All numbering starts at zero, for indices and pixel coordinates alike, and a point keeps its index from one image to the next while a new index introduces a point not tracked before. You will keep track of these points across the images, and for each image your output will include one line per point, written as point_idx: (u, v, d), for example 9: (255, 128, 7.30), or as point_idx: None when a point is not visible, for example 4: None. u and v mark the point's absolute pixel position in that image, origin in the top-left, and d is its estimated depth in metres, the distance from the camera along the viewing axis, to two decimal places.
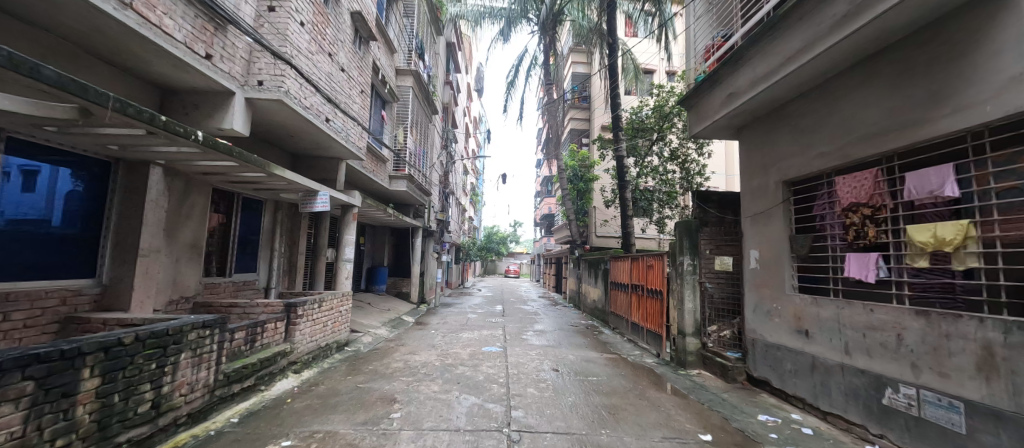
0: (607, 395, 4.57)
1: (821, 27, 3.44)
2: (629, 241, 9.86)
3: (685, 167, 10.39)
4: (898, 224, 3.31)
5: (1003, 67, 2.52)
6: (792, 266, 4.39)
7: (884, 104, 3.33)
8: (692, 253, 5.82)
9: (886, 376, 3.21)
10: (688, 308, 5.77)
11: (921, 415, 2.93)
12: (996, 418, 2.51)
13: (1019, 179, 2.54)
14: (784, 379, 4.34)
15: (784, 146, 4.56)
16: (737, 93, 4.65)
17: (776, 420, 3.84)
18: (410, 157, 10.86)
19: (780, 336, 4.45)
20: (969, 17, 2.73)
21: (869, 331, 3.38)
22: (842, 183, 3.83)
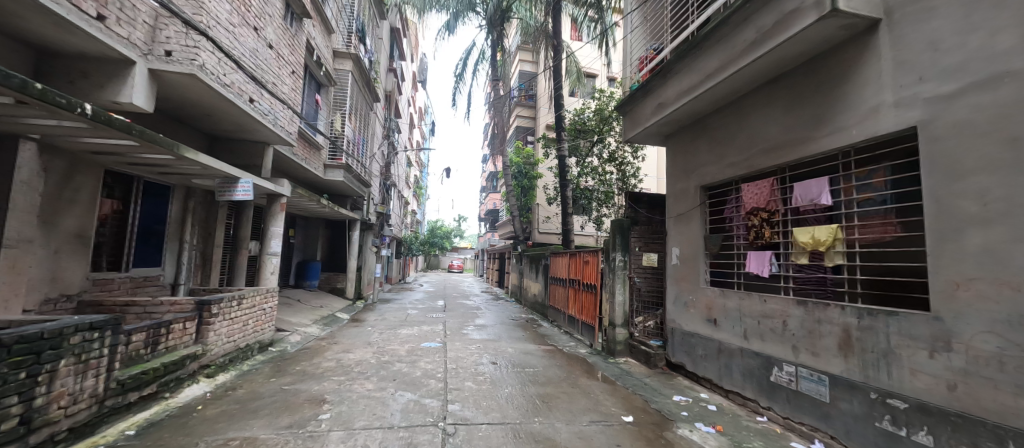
0: (542, 385, 4.77)
1: (734, 50, 3.87)
2: (568, 238, 10.29)
3: (621, 168, 10.98)
4: (788, 227, 3.87)
5: (867, 97, 3.05)
6: (705, 262, 4.90)
7: (780, 123, 3.86)
8: (624, 250, 6.25)
9: (774, 357, 3.75)
10: (618, 300, 6.21)
11: (798, 388, 3.47)
12: (849, 388, 3.05)
13: (874, 192, 3.10)
14: (696, 363, 4.86)
15: (702, 155, 5.07)
16: (665, 103, 5.07)
17: (688, 400, 4.30)
18: (348, 145, 10.27)
19: (694, 325, 4.96)
20: (843, 54, 3.27)
21: (763, 318, 3.91)
22: (747, 190, 4.37)
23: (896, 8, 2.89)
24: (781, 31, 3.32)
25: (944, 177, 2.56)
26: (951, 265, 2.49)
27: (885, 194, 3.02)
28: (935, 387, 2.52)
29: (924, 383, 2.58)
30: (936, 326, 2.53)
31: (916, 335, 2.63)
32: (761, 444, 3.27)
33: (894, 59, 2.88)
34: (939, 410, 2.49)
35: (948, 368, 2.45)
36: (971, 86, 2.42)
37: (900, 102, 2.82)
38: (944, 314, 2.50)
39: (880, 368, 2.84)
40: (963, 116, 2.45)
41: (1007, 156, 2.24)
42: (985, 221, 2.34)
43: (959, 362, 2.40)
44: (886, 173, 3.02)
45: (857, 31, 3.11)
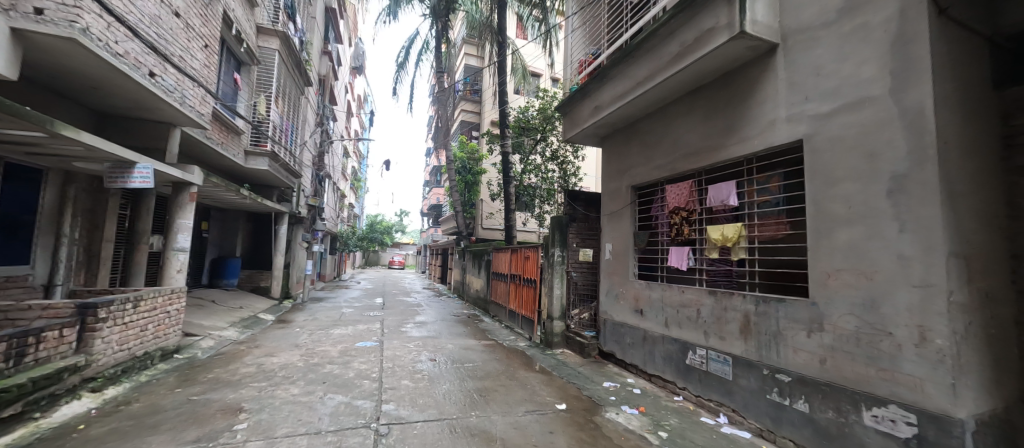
0: (481, 379, 4.82)
1: (660, 61, 4.19)
2: (511, 234, 10.44)
3: (563, 167, 11.43)
4: (703, 225, 4.28)
5: (767, 112, 3.48)
6: (634, 257, 5.27)
7: (698, 130, 4.26)
8: (562, 245, 6.50)
9: (690, 342, 4.15)
10: (556, 294, 6.47)
11: (708, 368, 3.89)
12: (747, 366, 3.49)
13: (770, 195, 3.55)
14: (625, 350, 5.22)
15: (633, 157, 5.42)
16: (601, 106, 5.33)
17: (616, 385, 4.61)
18: (274, 131, 9.42)
19: (624, 316, 5.31)
20: (749, 72, 3.68)
21: (681, 307, 4.31)
22: (670, 191, 4.76)
23: (790, 35, 3.33)
24: (700, 47, 3.66)
25: (822, 183, 3.01)
26: (825, 258, 2.94)
27: (778, 197, 3.47)
28: (811, 362, 2.98)
29: (803, 358, 3.04)
30: (813, 309, 2.99)
31: (799, 318, 3.08)
32: (676, 421, 3.61)
33: (788, 80, 3.32)
34: (813, 381, 2.94)
35: (821, 345, 2.91)
36: (843, 107, 2.88)
37: (791, 118, 3.25)
38: (819, 299, 2.96)
39: (771, 348, 3.28)
40: (837, 132, 2.90)
41: (866, 168, 2.70)
42: (850, 222, 2.79)
43: (828, 340, 2.86)
44: (780, 179, 3.48)
45: (761, 53, 3.53)
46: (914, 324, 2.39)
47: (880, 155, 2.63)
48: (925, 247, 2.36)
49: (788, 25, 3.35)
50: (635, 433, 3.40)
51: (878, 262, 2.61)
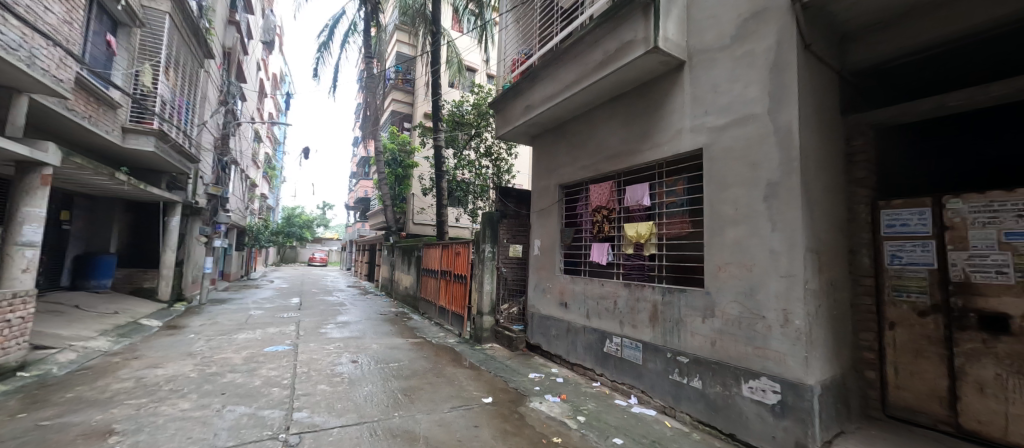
0: (406, 378, 4.68)
1: (585, 67, 4.42)
2: (442, 230, 10.26)
3: (496, 164, 11.21)
4: (621, 223, 4.61)
5: (675, 122, 3.86)
6: (560, 252, 5.52)
7: (618, 135, 4.58)
8: (493, 242, 6.63)
9: (607, 331, 4.48)
10: (486, 289, 6.54)
11: (622, 355, 4.23)
12: (654, 350, 3.86)
13: (676, 196, 3.96)
14: (550, 342, 5.45)
15: (561, 157, 5.65)
16: (531, 106, 5.46)
17: (541, 375, 4.81)
18: (162, 107, 8.10)
19: (550, 309, 5.53)
20: (661, 84, 4.04)
21: (600, 299, 4.62)
22: (594, 190, 5.07)
23: (695, 54, 3.72)
24: (620, 57, 3.93)
25: (716, 187, 3.43)
26: (717, 253, 3.36)
27: (683, 199, 3.89)
28: (704, 344, 3.39)
29: (698, 341, 3.45)
30: (707, 298, 3.40)
31: (696, 306, 3.49)
32: (593, 406, 3.87)
33: (692, 94, 3.71)
34: (706, 360, 3.36)
35: (712, 329, 3.33)
36: (733, 122, 3.31)
37: (695, 128, 3.65)
38: (712, 289, 3.38)
39: (674, 333, 3.67)
40: (729, 144, 3.33)
41: (749, 175, 3.14)
42: (736, 221, 3.22)
43: (718, 324, 3.28)
44: (685, 182, 3.89)
45: (671, 68, 3.90)
46: (781, 308, 2.85)
47: (760, 164, 3.07)
48: (789, 244, 2.83)
49: (694, 44, 3.75)
50: (556, 419, 3.57)
51: (756, 257, 3.05)
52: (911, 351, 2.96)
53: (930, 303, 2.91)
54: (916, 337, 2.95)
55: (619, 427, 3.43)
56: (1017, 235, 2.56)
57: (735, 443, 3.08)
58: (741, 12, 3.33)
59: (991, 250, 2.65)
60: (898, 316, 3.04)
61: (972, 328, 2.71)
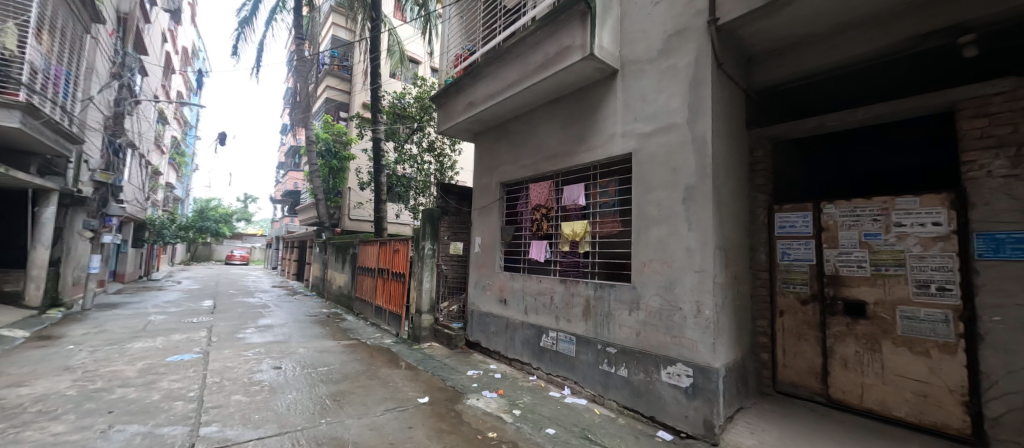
0: (336, 383, 4.43)
1: (526, 68, 4.50)
2: (380, 226, 9.82)
3: (439, 160, 10.95)
4: (559, 221, 4.78)
5: (608, 127, 4.08)
6: (500, 250, 5.57)
7: (556, 137, 4.73)
8: (433, 239, 6.44)
9: (543, 326, 4.62)
10: (425, 288, 6.38)
11: (557, 348, 4.39)
12: (586, 343, 4.07)
13: (609, 197, 4.19)
14: (489, 339, 5.50)
15: (503, 155, 5.69)
16: (474, 103, 5.43)
17: (479, 372, 4.83)
18: (30, 75, 6.76)
19: (489, 306, 5.57)
20: (596, 90, 4.25)
21: (538, 296, 4.75)
22: (534, 189, 5.18)
23: (626, 64, 3.96)
24: (559, 61, 4.06)
25: (642, 189, 3.68)
26: (642, 251, 3.62)
27: (614, 200, 4.12)
28: (630, 335, 3.64)
29: (625, 332, 3.70)
30: (633, 292, 3.66)
31: (623, 300, 3.74)
32: (529, 399, 3.98)
33: (624, 101, 3.95)
34: (631, 350, 3.61)
35: (637, 321, 3.58)
36: (658, 130, 3.59)
37: (625, 133, 3.90)
38: (637, 283, 3.63)
39: (604, 326, 3.90)
40: (654, 150, 3.60)
41: (671, 179, 3.43)
42: (659, 221, 3.50)
43: (642, 317, 3.54)
44: (616, 184, 4.13)
45: (606, 75, 4.12)
46: (695, 300, 3.16)
47: (680, 170, 3.37)
48: (702, 242, 3.14)
49: (625, 55, 3.98)
50: (492, 414, 3.62)
51: (675, 254, 3.34)
52: (795, 335, 3.46)
53: (809, 292, 3.42)
54: (798, 322, 3.45)
55: (552, 417, 3.56)
56: (873, 235, 3.10)
57: (655, 424, 3.36)
58: (667, 29, 3.61)
59: (854, 247, 3.18)
60: (787, 304, 3.53)
61: (839, 313, 3.23)
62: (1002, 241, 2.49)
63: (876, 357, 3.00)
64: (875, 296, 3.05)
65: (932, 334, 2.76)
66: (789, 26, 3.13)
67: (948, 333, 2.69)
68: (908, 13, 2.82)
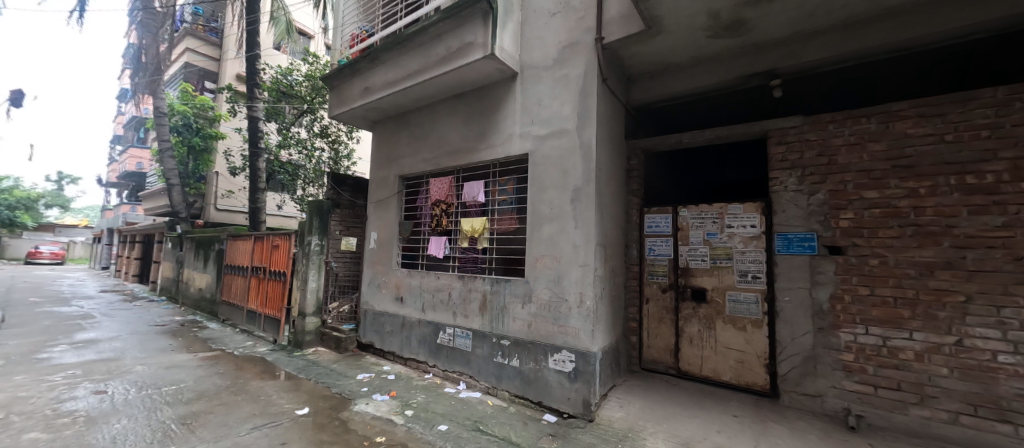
0: (189, 403, 3.72)
1: (428, 59, 4.36)
2: (257, 219, 8.55)
3: (334, 147, 9.87)
4: (458, 217, 4.77)
5: (507, 127, 4.21)
6: (398, 245, 5.33)
7: (458, 132, 4.70)
8: (321, 234, 5.82)
9: (440, 323, 4.57)
10: (311, 287, 5.78)
11: (453, 344, 4.39)
12: (482, 337, 4.15)
13: (507, 195, 4.33)
14: (384, 339, 5.23)
15: (402, 147, 5.44)
16: (371, 89, 5.06)
17: (370, 375, 4.56)
18: None
19: (385, 305, 5.29)
20: (497, 90, 4.34)
21: (436, 292, 4.67)
22: (434, 184, 5.08)
23: (525, 68, 4.13)
24: (461, 57, 4.03)
25: (536, 188, 3.89)
26: (535, 247, 3.83)
27: (512, 198, 4.28)
28: (522, 327, 3.83)
29: (518, 325, 3.87)
30: (526, 286, 3.85)
31: (517, 294, 3.91)
32: (423, 397, 3.90)
33: (522, 104, 4.12)
34: (522, 341, 3.81)
35: (529, 313, 3.79)
36: (552, 134, 3.83)
37: (522, 134, 4.07)
38: (530, 277, 3.83)
39: (498, 319, 4.03)
40: (548, 152, 3.84)
41: (561, 180, 3.70)
42: (550, 219, 3.75)
43: (533, 309, 3.76)
44: (514, 183, 4.29)
45: (506, 77, 4.24)
46: (578, 292, 3.47)
47: (569, 172, 3.65)
48: (586, 239, 3.47)
49: (525, 59, 4.15)
50: (381, 418, 3.45)
51: (563, 250, 3.61)
52: (656, 318, 4.03)
53: (667, 282, 4.01)
54: (659, 308, 4.03)
55: (446, 413, 3.55)
56: (712, 234, 3.78)
57: (542, 409, 3.60)
58: (562, 40, 3.86)
59: (699, 244, 3.83)
60: (651, 293, 4.10)
61: (687, 299, 3.87)
62: (791, 239, 3.30)
63: (712, 333, 3.69)
64: (712, 284, 3.73)
65: (748, 312, 3.51)
66: (659, 53, 3.63)
67: (758, 311, 3.47)
68: (741, 57, 3.52)
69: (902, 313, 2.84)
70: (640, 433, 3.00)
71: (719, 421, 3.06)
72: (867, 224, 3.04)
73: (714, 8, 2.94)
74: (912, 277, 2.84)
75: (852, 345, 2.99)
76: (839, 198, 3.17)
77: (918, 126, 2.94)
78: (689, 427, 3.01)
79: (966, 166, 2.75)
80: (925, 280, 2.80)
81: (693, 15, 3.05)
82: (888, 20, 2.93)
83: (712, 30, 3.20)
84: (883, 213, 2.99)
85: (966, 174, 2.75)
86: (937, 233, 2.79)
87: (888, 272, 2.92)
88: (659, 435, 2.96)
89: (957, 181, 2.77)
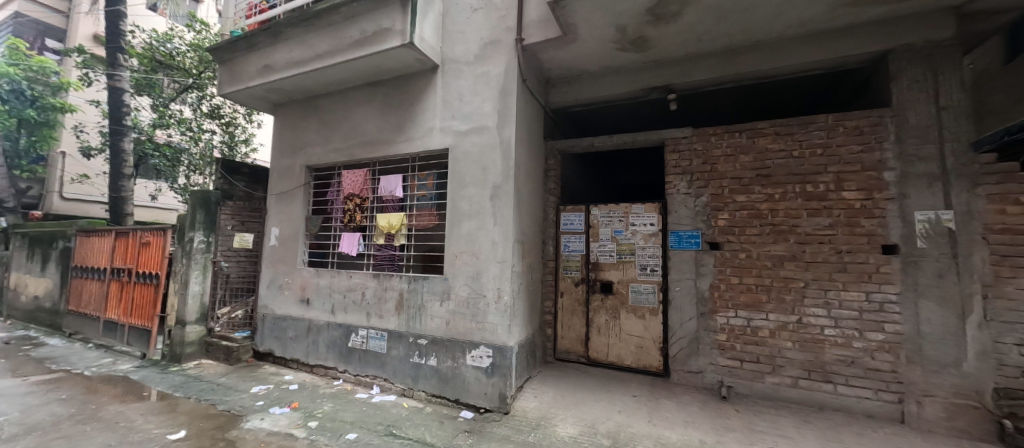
0: (10, 441, 2.95)
1: (339, 41, 4.02)
2: (121, 210, 7.14)
3: (228, 130, 8.52)
4: (374, 212, 4.51)
5: (427, 120, 4.09)
6: (304, 242, 4.85)
7: (374, 122, 4.43)
8: (208, 229, 5.12)
9: (352, 325, 4.28)
10: (192, 291, 4.99)
11: (366, 347, 4.14)
12: (398, 337, 3.98)
13: (427, 190, 4.21)
14: (285, 346, 4.73)
15: (310, 135, 4.96)
16: (272, 68, 4.51)
17: (268, 387, 4.08)
18: None
19: (287, 308, 4.79)
20: (417, 81, 4.18)
21: (347, 292, 4.36)
22: (347, 176, 4.73)
23: (446, 61, 4.04)
24: (377, 42, 3.80)
25: (456, 184, 3.84)
26: (454, 244, 3.78)
27: (432, 193, 4.17)
28: (440, 325, 3.76)
29: (436, 323, 3.79)
30: (444, 283, 3.79)
31: (435, 291, 3.83)
32: (330, 406, 3.61)
33: (442, 97, 4.03)
34: (440, 339, 3.74)
35: (447, 311, 3.73)
36: (472, 130, 3.81)
37: (443, 129, 3.98)
38: (449, 275, 3.77)
39: (416, 318, 3.90)
40: (468, 148, 3.81)
41: (481, 177, 3.70)
42: (470, 215, 3.73)
43: (452, 306, 3.72)
44: (434, 178, 4.19)
45: (426, 68, 4.10)
46: (496, 288, 3.52)
47: (489, 169, 3.68)
48: (505, 235, 3.53)
49: (446, 52, 4.05)
50: (279, 433, 3.12)
51: (481, 246, 3.63)
52: (570, 311, 4.28)
53: (580, 276, 4.27)
54: (572, 301, 4.28)
55: (355, 421, 3.34)
56: (619, 232, 4.10)
57: (459, 406, 3.58)
58: (483, 37, 3.86)
59: (608, 241, 4.14)
60: (565, 287, 4.33)
61: (597, 292, 4.16)
62: (682, 236, 3.75)
63: (617, 323, 4.02)
64: (618, 277, 4.07)
65: (646, 302, 3.90)
66: (575, 60, 3.83)
67: (655, 301, 3.87)
68: (645, 71, 3.88)
69: (761, 298, 3.41)
70: (551, 421, 3.15)
71: (620, 402, 3.36)
72: (738, 224, 3.57)
73: (621, 23, 3.19)
74: (769, 267, 3.42)
75: (725, 326, 3.51)
76: (717, 201, 3.67)
77: (775, 142, 3.53)
78: (595, 410, 3.26)
79: (806, 176, 3.39)
80: (778, 270, 3.39)
81: (603, 27, 3.27)
82: (756, 51, 3.47)
83: (621, 43, 3.47)
84: (749, 214, 3.54)
85: (807, 184, 3.38)
86: (786, 231, 3.40)
87: (752, 264, 3.47)
88: (569, 420, 3.14)
89: (800, 189, 3.40)
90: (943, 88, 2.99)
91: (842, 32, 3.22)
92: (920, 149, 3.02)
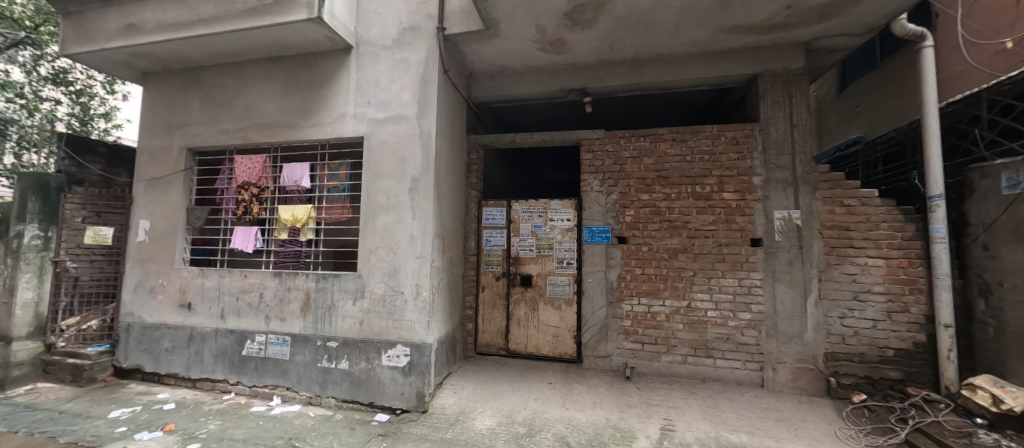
0: None
1: (230, 6, 3.48)
2: None
3: (78, 102, 6.74)
4: (275, 204, 4.04)
5: (338, 105, 3.77)
6: (185, 237, 4.16)
7: (275, 103, 3.95)
8: (45, 222, 4.13)
9: (247, 331, 3.80)
10: (22, 300, 3.98)
11: (265, 354, 3.71)
12: (303, 341, 3.64)
13: (339, 181, 3.91)
14: (159, 360, 4.02)
15: (193, 112, 4.25)
16: (139, 28, 3.76)
17: (133, 410, 3.42)
18: None
19: (160, 315, 4.07)
20: (327, 62, 3.83)
21: (240, 294, 3.84)
22: (241, 163, 4.17)
23: (361, 43, 3.76)
24: (278, 13, 3.38)
25: (371, 175, 3.61)
26: (368, 238, 3.56)
27: (344, 185, 3.88)
28: (352, 325, 3.52)
29: (347, 324, 3.54)
30: (358, 281, 3.55)
31: (347, 290, 3.56)
32: (217, 424, 3.16)
33: (355, 82, 3.75)
34: (353, 341, 3.50)
35: (360, 310, 3.50)
36: (389, 119, 3.61)
37: (356, 116, 3.71)
38: (363, 272, 3.54)
39: (324, 320, 3.59)
40: (384, 138, 3.61)
41: (399, 169, 3.53)
42: (386, 209, 3.54)
43: (365, 305, 3.50)
44: (347, 168, 3.90)
45: (338, 48, 3.77)
46: (414, 284, 3.40)
47: (407, 161, 3.52)
48: (423, 230, 3.42)
49: (360, 32, 3.77)
50: None
51: (399, 241, 3.47)
52: (490, 304, 4.32)
53: (501, 270, 4.32)
54: (493, 294, 4.32)
55: (249, 437, 2.97)
56: (538, 227, 4.24)
57: (373, 409, 3.40)
58: (402, 21, 3.67)
59: (528, 235, 4.26)
60: (486, 281, 4.35)
61: (517, 285, 4.26)
62: (594, 231, 4.01)
63: (536, 314, 4.17)
64: (537, 271, 4.21)
65: (562, 293, 4.11)
66: (497, 55, 3.84)
67: (569, 292, 4.10)
68: (563, 72, 4.05)
69: (659, 286, 3.80)
70: (470, 415, 3.16)
71: (536, 390, 3.49)
72: (641, 220, 3.93)
73: (541, 23, 3.28)
74: (665, 259, 3.82)
75: (630, 313, 3.85)
76: (625, 199, 4.00)
77: (672, 147, 3.95)
78: (513, 400, 3.34)
79: (696, 179, 3.85)
80: (672, 261, 3.81)
81: (524, 26, 3.32)
82: (658, 64, 3.84)
83: (540, 43, 3.57)
84: (651, 212, 3.92)
85: (696, 185, 3.84)
86: (680, 226, 3.83)
87: (652, 256, 3.86)
88: (487, 413, 3.18)
89: (691, 190, 3.85)
90: (795, 109, 3.61)
91: (725, 55, 3.72)
92: (778, 159, 3.63)
